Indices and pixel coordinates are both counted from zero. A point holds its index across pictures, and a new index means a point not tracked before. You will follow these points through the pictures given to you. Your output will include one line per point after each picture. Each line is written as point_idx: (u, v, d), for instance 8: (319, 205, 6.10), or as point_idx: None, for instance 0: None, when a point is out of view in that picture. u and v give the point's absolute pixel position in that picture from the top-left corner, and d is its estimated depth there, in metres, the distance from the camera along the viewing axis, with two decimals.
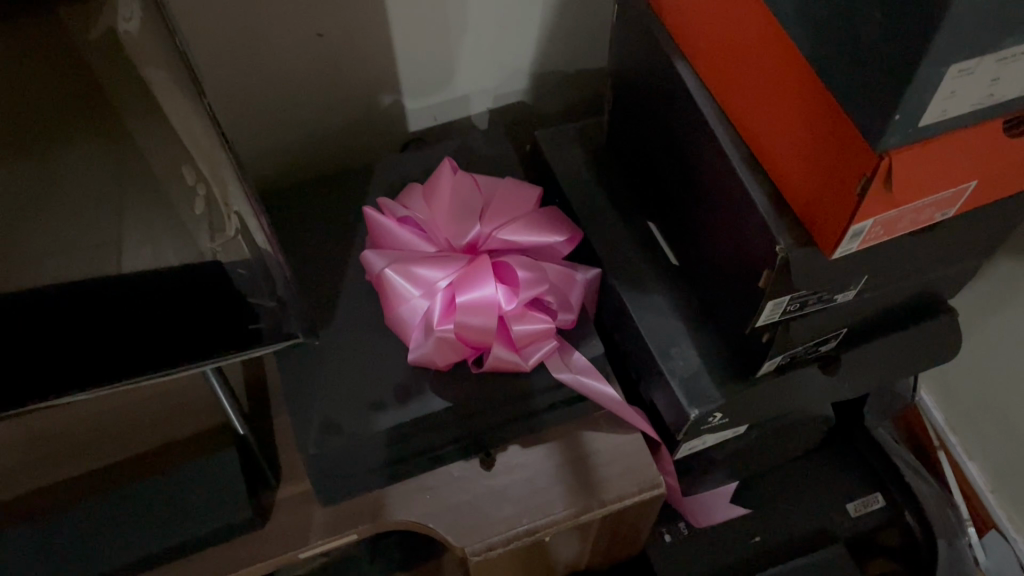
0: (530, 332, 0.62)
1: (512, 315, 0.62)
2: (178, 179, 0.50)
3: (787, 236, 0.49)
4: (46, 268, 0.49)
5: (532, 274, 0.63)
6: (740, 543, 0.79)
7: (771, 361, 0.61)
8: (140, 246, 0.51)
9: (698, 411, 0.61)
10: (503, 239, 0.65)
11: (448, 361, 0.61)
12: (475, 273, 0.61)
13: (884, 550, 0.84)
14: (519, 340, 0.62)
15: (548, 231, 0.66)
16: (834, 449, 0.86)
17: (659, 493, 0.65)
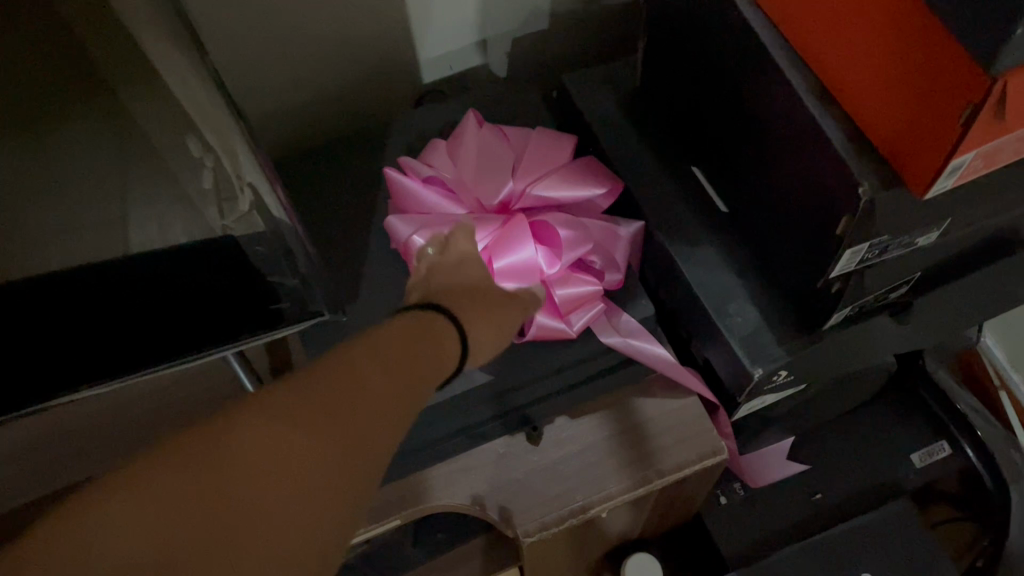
0: (574, 297, 0.57)
1: (554, 280, 0.58)
2: (180, 148, 0.45)
3: (871, 177, 0.43)
4: (43, 253, 0.41)
5: (573, 234, 0.58)
6: (801, 502, 0.74)
7: (839, 313, 0.55)
8: (145, 217, 0.44)
9: (762, 370, 0.56)
10: (540, 196, 0.59)
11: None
12: (513, 236, 0.56)
13: (949, 498, 0.80)
14: (562, 306, 0.57)
15: (588, 185, 0.60)
16: (893, 396, 0.80)
17: (721, 460, 0.60)
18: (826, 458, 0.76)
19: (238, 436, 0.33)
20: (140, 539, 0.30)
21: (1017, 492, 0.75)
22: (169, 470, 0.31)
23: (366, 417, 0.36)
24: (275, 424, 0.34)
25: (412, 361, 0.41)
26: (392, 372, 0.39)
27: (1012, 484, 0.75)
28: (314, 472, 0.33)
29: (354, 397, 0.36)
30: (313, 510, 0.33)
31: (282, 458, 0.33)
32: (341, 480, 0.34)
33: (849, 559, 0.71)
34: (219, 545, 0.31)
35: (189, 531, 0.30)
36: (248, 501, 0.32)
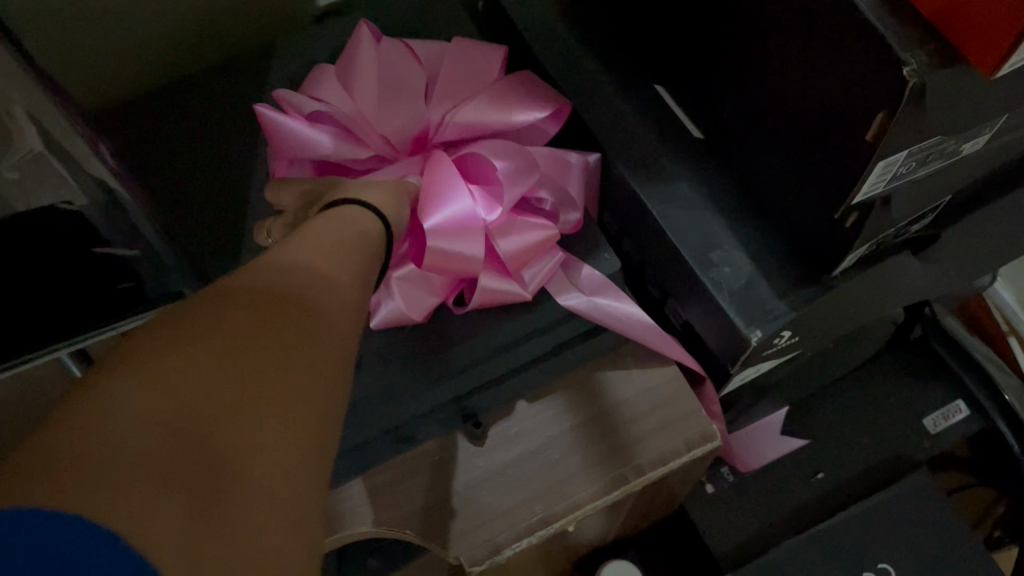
0: (525, 247, 0.45)
1: (496, 230, 0.45)
2: None
3: (919, 52, 0.31)
4: None
5: (517, 166, 0.45)
6: (800, 483, 0.63)
7: (856, 251, 0.43)
8: None
9: (761, 333, 0.44)
10: (468, 124, 0.46)
11: (427, 310, 0.45)
12: (438, 176, 0.43)
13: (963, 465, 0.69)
14: (511, 261, 0.45)
15: (528, 106, 0.47)
16: (898, 353, 0.69)
17: (714, 447, 0.48)
18: (827, 431, 0.65)
19: (238, 295, 0.26)
20: (167, 406, 0.21)
21: None
22: (171, 341, 0.23)
23: (340, 286, 0.30)
24: (257, 288, 0.27)
25: (362, 238, 0.35)
26: (344, 247, 0.33)
27: None
28: (312, 323, 0.27)
29: (318, 265, 0.30)
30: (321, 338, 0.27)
31: (282, 309, 0.27)
32: (334, 300, 0.29)
33: (862, 548, 0.59)
34: (259, 405, 0.23)
35: (223, 391, 0.23)
36: (268, 360, 0.25)
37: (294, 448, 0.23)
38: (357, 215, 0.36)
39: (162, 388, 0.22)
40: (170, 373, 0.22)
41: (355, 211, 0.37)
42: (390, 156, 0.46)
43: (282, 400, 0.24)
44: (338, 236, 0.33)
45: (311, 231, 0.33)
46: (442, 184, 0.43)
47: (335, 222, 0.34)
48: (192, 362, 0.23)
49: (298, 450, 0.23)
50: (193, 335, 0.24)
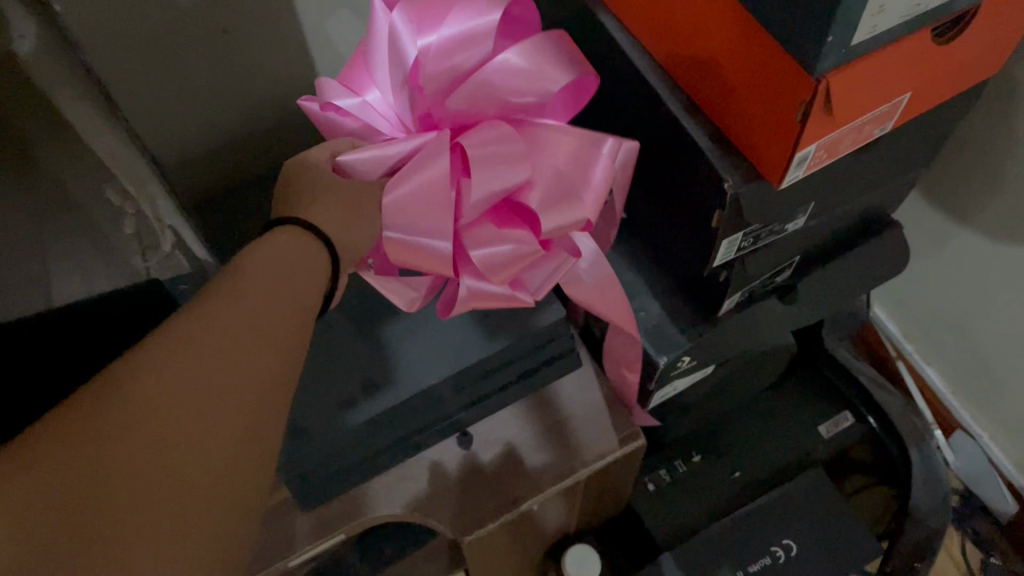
0: (505, 253, 0.49)
1: (481, 233, 0.49)
2: (102, 203, 0.45)
3: (735, 173, 0.48)
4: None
5: (509, 160, 0.46)
6: (722, 480, 0.79)
7: (730, 299, 0.61)
8: (89, 270, 0.46)
9: (667, 358, 0.61)
10: (479, 91, 0.47)
11: (409, 303, 0.57)
12: (421, 163, 0.46)
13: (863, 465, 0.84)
14: (488, 268, 0.49)
15: (547, 73, 0.46)
16: (800, 376, 0.86)
17: (641, 444, 0.65)
18: (742, 440, 0.81)
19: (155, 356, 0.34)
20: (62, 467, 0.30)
21: (917, 451, 0.80)
22: (114, 404, 0.32)
23: (274, 331, 0.38)
24: (199, 344, 0.35)
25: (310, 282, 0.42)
26: (285, 281, 0.40)
27: (911, 444, 0.80)
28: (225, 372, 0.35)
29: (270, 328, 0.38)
30: (235, 380, 0.35)
31: (199, 365, 0.34)
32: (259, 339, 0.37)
33: (771, 528, 0.76)
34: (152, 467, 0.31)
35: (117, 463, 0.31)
36: (168, 426, 0.32)
37: (182, 500, 0.32)
38: (292, 234, 0.44)
39: (86, 455, 0.30)
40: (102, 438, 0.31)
41: (293, 232, 0.44)
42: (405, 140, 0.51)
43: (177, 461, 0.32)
44: (281, 272, 0.41)
45: (255, 265, 0.40)
46: (425, 175, 0.46)
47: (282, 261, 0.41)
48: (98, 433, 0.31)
49: (177, 504, 0.31)
50: (124, 406, 0.32)
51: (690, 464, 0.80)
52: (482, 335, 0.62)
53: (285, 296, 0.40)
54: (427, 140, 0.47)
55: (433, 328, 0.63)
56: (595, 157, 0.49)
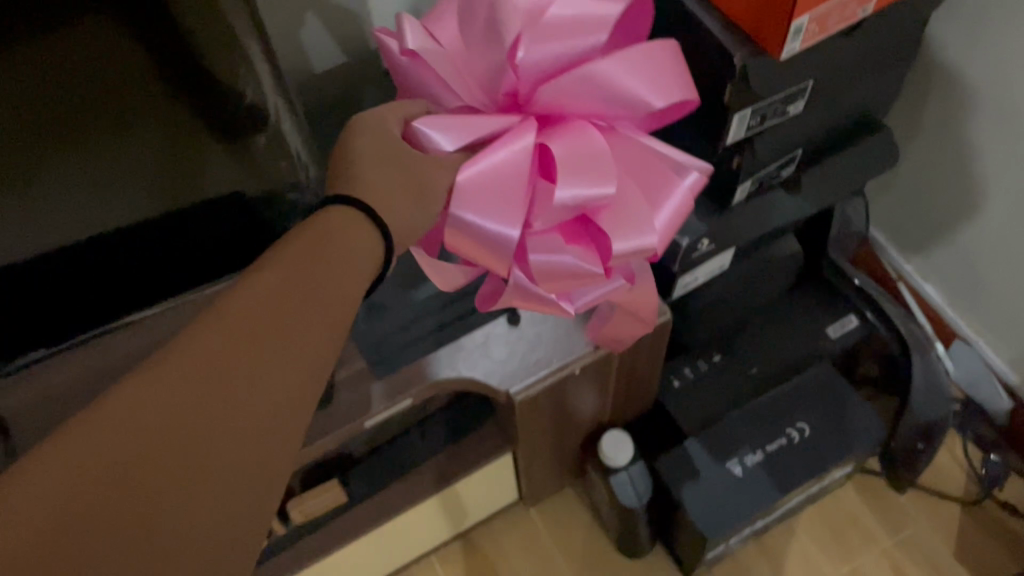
0: (560, 264, 0.54)
1: (547, 241, 0.53)
2: (217, 94, 0.54)
3: (743, 50, 0.58)
4: (126, 190, 0.57)
5: (596, 168, 0.49)
6: (741, 375, 0.88)
7: (742, 187, 0.70)
8: (198, 161, 0.58)
9: (688, 239, 0.70)
10: (579, 89, 0.50)
11: (451, 285, 0.61)
12: (507, 148, 0.49)
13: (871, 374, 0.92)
14: (543, 272, 0.54)
15: (651, 90, 0.50)
16: (809, 285, 0.94)
17: (668, 318, 0.73)
18: (758, 342, 0.90)
19: (183, 367, 0.37)
20: (81, 473, 0.32)
21: (920, 358, 0.86)
22: (110, 420, 0.34)
23: (306, 346, 0.40)
24: (197, 367, 0.37)
25: (339, 276, 0.43)
26: (326, 280, 0.42)
27: (915, 351, 0.87)
28: (250, 390, 0.38)
29: (281, 352, 0.39)
30: (258, 396, 0.38)
31: (228, 380, 0.37)
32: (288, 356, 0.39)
33: (786, 412, 0.85)
34: (173, 475, 0.34)
35: (138, 471, 0.33)
36: (195, 436, 0.35)
37: (197, 510, 0.34)
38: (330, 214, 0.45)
39: (71, 462, 0.32)
40: (100, 453, 0.33)
41: (337, 212, 0.45)
42: (480, 106, 0.54)
43: (198, 471, 0.35)
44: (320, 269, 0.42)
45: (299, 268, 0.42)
46: (508, 159, 0.49)
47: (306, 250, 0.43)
48: (118, 444, 0.34)
49: (193, 512, 0.34)
50: (133, 424, 0.34)
51: (711, 362, 0.89)
52: None
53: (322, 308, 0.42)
54: (513, 128, 0.51)
55: None
56: (675, 189, 0.54)
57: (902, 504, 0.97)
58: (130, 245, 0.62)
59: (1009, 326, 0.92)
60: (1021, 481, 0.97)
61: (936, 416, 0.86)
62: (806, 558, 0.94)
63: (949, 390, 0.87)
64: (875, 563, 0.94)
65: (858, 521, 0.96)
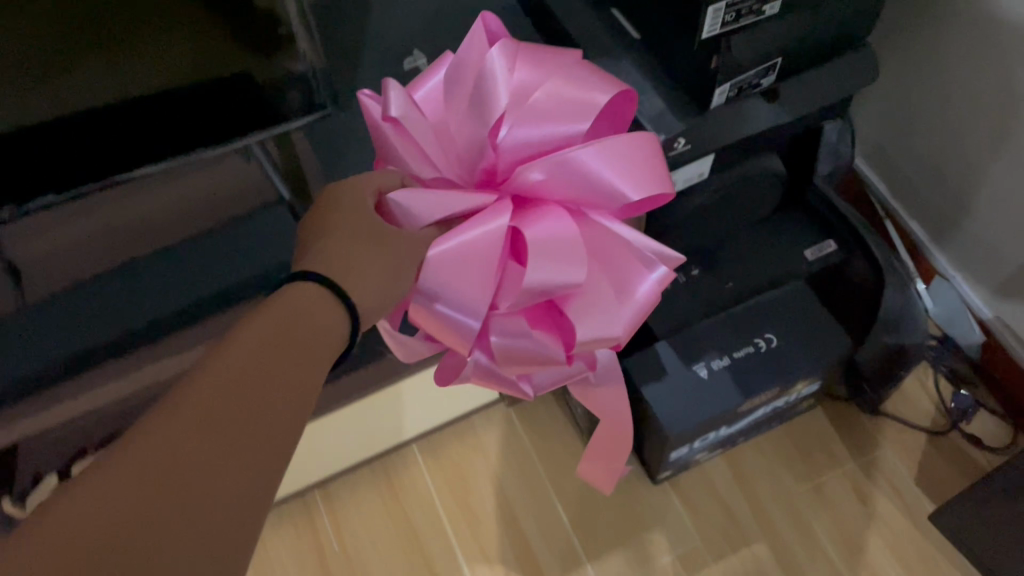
0: (524, 345, 0.57)
1: (513, 323, 0.56)
2: None
3: None
4: (132, 70, 0.63)
5: (569, 260, 0.51)
6: (719, 291, 0.92)
7: (720, 90, 0.73)
8: (193, 48, 0.63)
9: (664, 137, 0.74)
10: (553, 180, 0.53)
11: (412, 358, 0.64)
12: (481, 229, 0.52)
13: (848, 300, 0.94)
14: (505, 352, 0.57)
15: (640, 176, 0.53)
16: (792, 210, 0.97)
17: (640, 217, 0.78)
18: (738, 259, 0.93)
19: (174, 416, 0.38)
20: (89, 524, 0.34)
21: (895, 291, 0.89)
22: (111, 470, 0.36)
23: (291, 387, 0.42)
24: (192, 420, 0.38)
25: (314, 341, 0.44)
26: (301, 343, 0.44)
27: (891, 282, 0.89)
28: (242, 427, 0.40)
29: (274, 401, 0.41)
30: (252, 434, 0.40)
31: (220, 419, 0.39)
32: (273, 394, 0.41)
33: (757, 325, 0.89)
34: (177, 514, 0.36)
35: (140, 514, 0.35)
36: (195, 477, 0.37)
37: (198, 545, 0.36)
38: (301, 288, 0.46)
39: (80, 512, 0.34)
40: (102, 502, 0.35)
41: (312, 288, 0.46)
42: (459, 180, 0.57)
43: (199, 510, 0.37)
44: (301, 336, 0.44)
45: (269, 329, 0.43)
46: (482, 236, 0.52)
47: (282, 322, 0.44)
48: (118, 490, 0.35)
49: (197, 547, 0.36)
50: (133, 470, 0.36)
51: (689, 276, 0.92)
52: None
53: (303, 361, 0.43)
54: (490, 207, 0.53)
55: None
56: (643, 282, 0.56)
57: (871, 431, 1.00)
58: (141, 113, 0.67)
59: (985, 263, 0.95)
60: (987, 417, 1.00)
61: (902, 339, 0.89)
62: (773, 473, 0.98)
63: (921, 318, 0.89)
64: (839, 482, 0.97)
65: (826, 445, 0.99)
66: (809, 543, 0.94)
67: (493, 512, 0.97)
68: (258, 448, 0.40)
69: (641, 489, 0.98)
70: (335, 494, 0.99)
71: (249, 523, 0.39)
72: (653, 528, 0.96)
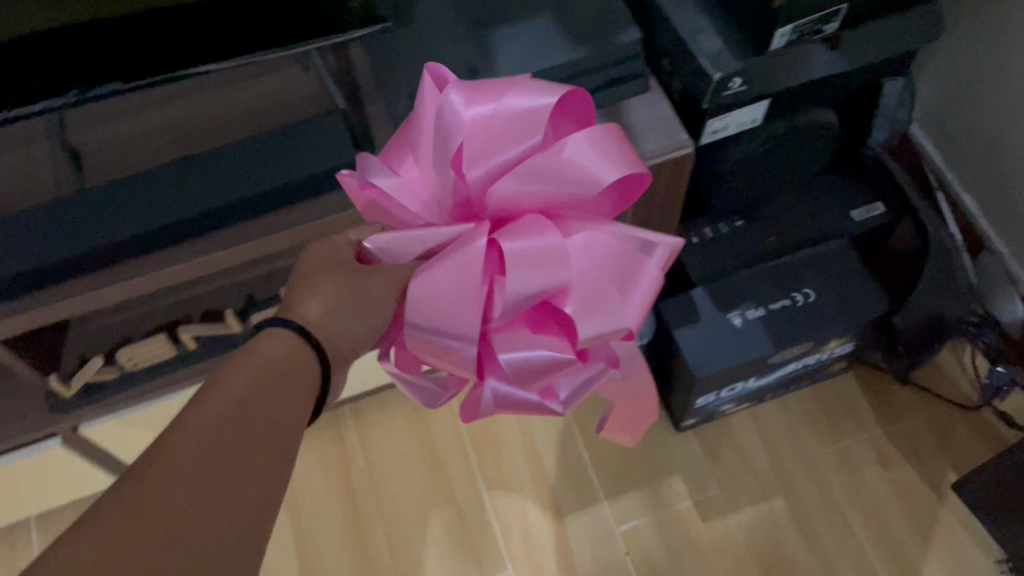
0: (532, 357, 0.54)
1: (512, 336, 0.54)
2: None
3: None
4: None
5: (550, 264, 0.50)
6: (761, 244, 0.91)
7: (781, 34, 0.72)
8: None
9: (720, 74, 0.73)
10: (528, 189, 0.51)
11: (431, 401, 0.62)
12: (460, 252, 0.50)
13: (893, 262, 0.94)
14: (518, 369, 0.54)
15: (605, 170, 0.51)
16: (842, 170, 0.96)
17: (688, 152, 0.77)
18: (784, 213, 0.93)
19: (170, 458, 0.44)
20: (102, 550, 0.39)
21: (940, 257, 0.90)
22: (117, 505, 0.41)
23: (273, 429, 0.48)
24: (186, 461, 0.44)
25: (283, 390, 0.49)
26: (280, 390, 0.49)
27: (938, 249, 0.90)
28: (230, 466, 0.45)
29: (257, 444, 0.47)
30: (240, 472, 0.46)
31: (211, 460, 0.45)
32: (256, 437, 0.47)
33: (794, 280, 0.88)
34: (178, 543, 0.41)
35: (145, 542, 0.40)
36: (192, 512, 0.43)
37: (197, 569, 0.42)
38: (277, 343, 0.51)
39: (93, 540, 0.39)
40: (113, 532, 0.40)
41: (289, 338, 0.51)
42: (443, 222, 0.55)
43: (198, 541, 0.42)
44: (278, 382, 0.49)
45: (250, 377, 0.49)
46: (462, 258, 0.50)
47: (263, 370, 0.49)
48: (123, 523, 0.40)
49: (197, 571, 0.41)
50: (136, 505, 0.41)
51: (732, 227, 0.92)
52: (566, 44, 0.76)
53: (283, 405, 0.49)
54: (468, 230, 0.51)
55: (526, 31, 0.77)
56: (641, 266, 0.53)
57: (901, 401, 0.99)
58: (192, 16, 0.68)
59: None
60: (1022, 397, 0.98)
61: (944, 306, 0.89)
62: (798, 432, 0.98)
63: (965, 288, 0.89)
64: (863, 447, 0.97)
65: (854, 409, 0.99)
66: (827, 503, 0.94)
67: (516, 444, 0.99)
68: (245, 484, 0.46)
69: (664, 436, 0.99)
70: (364, 412, 1.01)
71: (242, 549, 0.44)
72: (673, 474, 0.97)
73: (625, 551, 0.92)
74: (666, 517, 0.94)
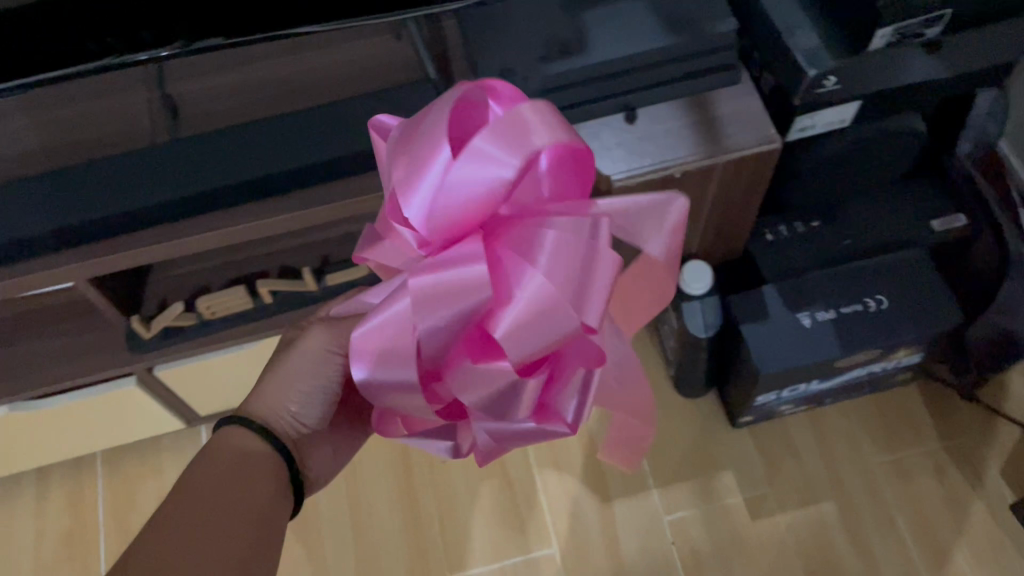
0: (491, 386, 0.45)
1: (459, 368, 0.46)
2: None
3: None
4: None
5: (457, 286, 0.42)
6: (836, 246, 0.90)
7: (881, 35, 0.72)
8: None
9: (814, 71, 0.73)
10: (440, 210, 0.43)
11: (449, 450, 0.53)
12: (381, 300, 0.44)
13: (968, 276, 0.93)
14: (477, 404, 0.46)
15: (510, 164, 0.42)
16: (926, 176, 0.94)
17: (775, 149, 0.77)
18: (862, 217, 0.92)
19: (157, 537, 0.51)
20: None
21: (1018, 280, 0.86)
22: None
23: (250, 493, 0.55)
24: (171, 538, 0.51)
25: (252, 473, 0.56)
26: (246, 467, 0.56)
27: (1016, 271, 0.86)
28: (216, 532, 0.52)
29: (238, 511, 0.53)
30: (225, 535, 0.52)
31: (194, 531, 0.51)
32: (238, 504, 0.54)
33: (868, 284, 0.87)
34: None
35: None
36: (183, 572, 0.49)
37: None
38: (253, 437, 0.59)
39: None
40: None
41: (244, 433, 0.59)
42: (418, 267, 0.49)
43: None
44: (245, 461, 0.57)
45: (218, 463, 0.56)
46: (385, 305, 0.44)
47: (229, 457, 0.56)
48: None
49: None
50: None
51: (808, 227, 0.91)
52: (659, 29, 0.75)
53: (253, 476, 0.56)
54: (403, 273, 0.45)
55: (621, 14, 0.77)
56: (588, 255, 0.43)
57: (964, 417, 0.98)
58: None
59: None
60: None
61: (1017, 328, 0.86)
62: (854, 438, 0.98)
63: None
64: (920, 460, 0.96)
65: (913, 420, 0.98)
66: (878, 513, 0.93)
67: None
68: (233, 542, 0.52)
69: (719, 430, 0.99)
70: None
71: None
72: (724, 468, 0.97)
73: (670, 541, 0.93)
74: (714, 511, 0.94)
